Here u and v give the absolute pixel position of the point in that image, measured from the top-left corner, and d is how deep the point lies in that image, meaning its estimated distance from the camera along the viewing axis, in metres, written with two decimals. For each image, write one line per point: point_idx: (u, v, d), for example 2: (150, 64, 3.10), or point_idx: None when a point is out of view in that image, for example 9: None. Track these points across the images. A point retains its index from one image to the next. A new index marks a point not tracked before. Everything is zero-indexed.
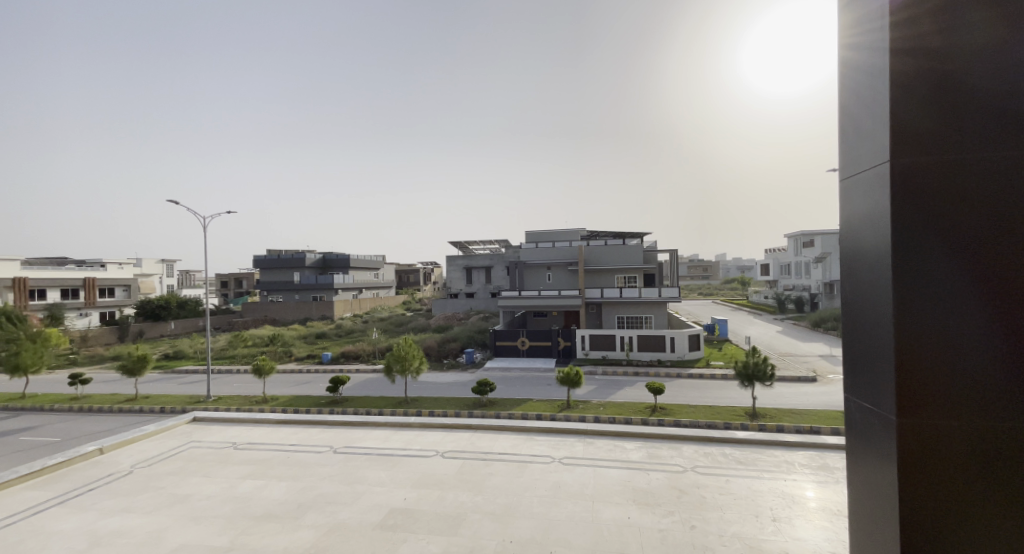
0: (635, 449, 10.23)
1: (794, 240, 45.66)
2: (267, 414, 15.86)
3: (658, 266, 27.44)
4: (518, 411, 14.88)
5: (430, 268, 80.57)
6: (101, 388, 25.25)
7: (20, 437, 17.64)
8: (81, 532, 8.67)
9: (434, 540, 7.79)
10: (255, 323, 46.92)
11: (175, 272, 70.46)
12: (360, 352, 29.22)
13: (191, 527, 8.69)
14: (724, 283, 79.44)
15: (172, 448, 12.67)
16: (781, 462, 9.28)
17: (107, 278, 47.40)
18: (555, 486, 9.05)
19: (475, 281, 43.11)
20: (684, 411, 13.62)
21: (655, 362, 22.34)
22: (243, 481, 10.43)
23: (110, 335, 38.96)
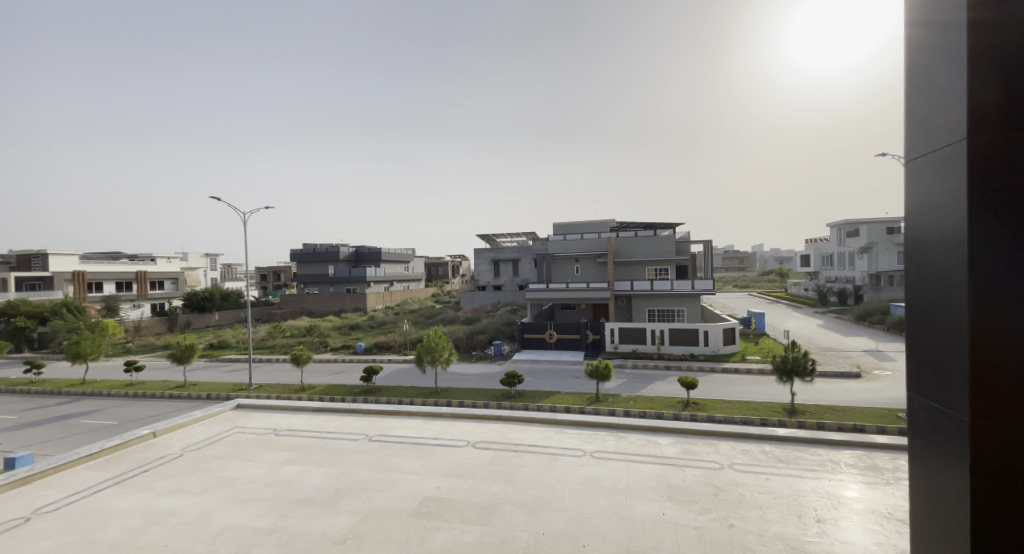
0: (668, 444, 10.06)
1: (839, 229, 44.04)
2: (304, 402, 16.23)
3: (691, 257, 26.84)
4: (548, 404, 14.84)
5: (460, 261, 81.05)
6: (153, 375, 26.36)
7: (81, 420, 18.60)
8: (136, 510, 9.06)
9: (467, 530, 7.82)
10: (292, 314, 48.14)
11: (217, 265, 72.82)
12: (393, 343, 29.64)
13: (236, 509, 8.97)
14: (761, 275, 77.24)
15: (218, 433, 13.10)
16: (824, 461, 8.96)
17: (156, 271, 49.41)
18: (587, 479, 8.97)
19: (504, 274, 43.09)
20: (718, 407, 13.33)
21: (687, 356, 21.94)
22: (283, 466, 10.71)
23: (160, 325, 40.60)
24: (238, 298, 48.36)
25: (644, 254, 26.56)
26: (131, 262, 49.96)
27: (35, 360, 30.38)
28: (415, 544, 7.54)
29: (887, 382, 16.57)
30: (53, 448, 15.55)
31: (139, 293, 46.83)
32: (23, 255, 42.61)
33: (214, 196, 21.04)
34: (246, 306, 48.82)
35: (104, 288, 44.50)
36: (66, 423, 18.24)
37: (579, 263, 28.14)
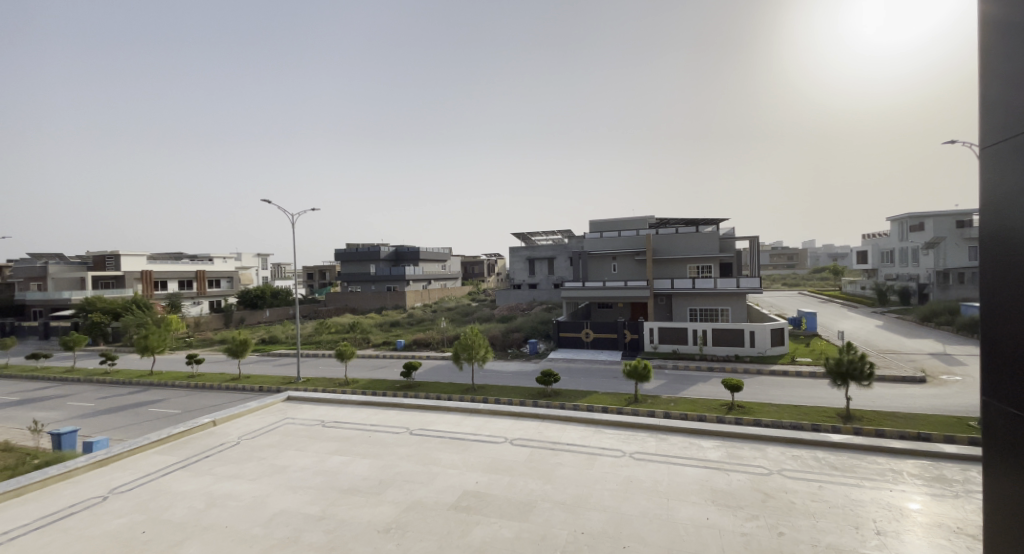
0: (713, 447, 9.74)
1: (901, 224, 41.80)
2: (350, 396, 16.57)
3: (736, 254, 26.00)
4: (585, 403, 14.65)
5: (495, 260, 81.44)
6: (212, 367, 27.58)
7: (149, 408, 19.62)
8: (198, 493, 9.43)
9: (507, 525, 7.78)
10: (337, 311, 49.43)
11: (268, 264, 75.51)
12: (431, 340, 29.96)
13: (288, 495, 9.22)
14: (812, 273, 74.21)
15: (270, 423, 13.51)
16: (883, 471, 8.48)
17: (214, 269, 51.66)
18: (627, 481, 8.78)
19: (539, 272, 42.91)
20: (766, 411, 12.86)
21: (731, 357, 21.27)
22: (331, 456, 10.94)
23: (217, 321, 42.46)
24: (287, 295, 49.98)
25: (684, 252, 25.90)
26: (191, 261, 52.37)
27: (108, 352, 32.33)
28: (456, 537, 7.55)
29: (955, 388, 15.60)
30: (125, 433, 16.45)
31: (198, 291, 49.07)
32: (98, 256, 45.05)
33: (265, 199, 21.72)
34: (295, 303, 50.41)
35: (168, 286, 46.83)
36: (135, 411, 19.28)
37: (616, 261, 27.69)
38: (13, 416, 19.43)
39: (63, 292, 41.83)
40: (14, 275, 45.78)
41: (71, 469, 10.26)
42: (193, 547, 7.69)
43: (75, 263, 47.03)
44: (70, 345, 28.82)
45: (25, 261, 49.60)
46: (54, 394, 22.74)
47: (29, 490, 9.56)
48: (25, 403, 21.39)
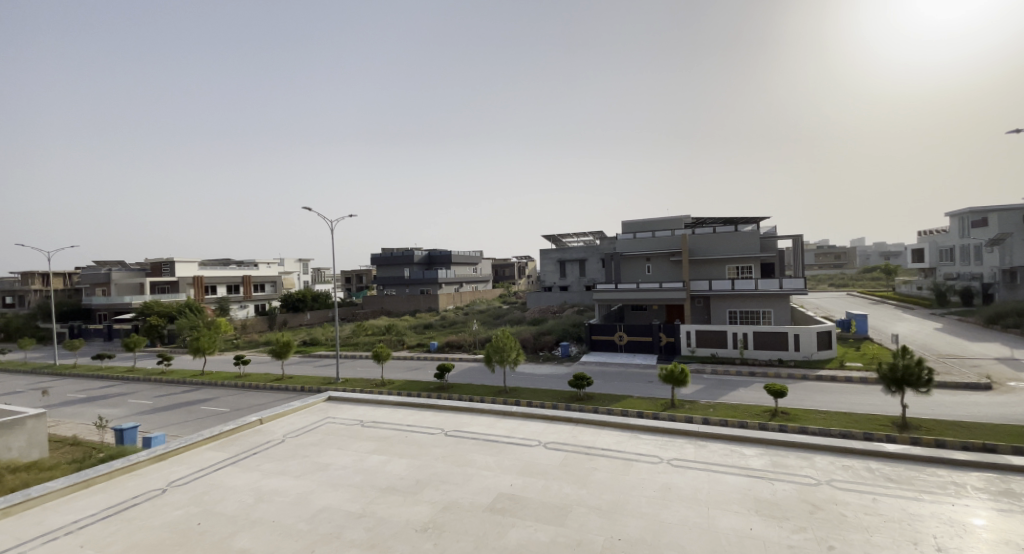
0: (755, 455, 9.39)
1: (962, 219, 39.83)
2: (387, 397, 16.73)
3: (778, 254, 25.12)
4: (619, 408, 14.38)
5: (526, 261, 81.46)
6: (258, 368, 28.42)
7: (200, 406, 20.35)
8: (246, 488, 9.66)
9: (542, 529, 7.67)
10: (373, 314, 50.32)
11: (309, 268, 77.53)
12: (464, 342, 30.10)
13: (329, 492, 9.33)
14: (861, 273, 71.26)
15: (312, 422, 13.74)
16: (944, 483, 7.99)
17: (259, 274, 53.37)
18: (665, 487, 8.53)
19: (570, 274, 42.60)
20: (813, 418, 12.35)
21: (775, 361, 20.57)
22: (369, 455, 11.04)
23: (262, 323, 43.85)
24: (327, 298, 51.08)
25: (723, 252, 25.19)
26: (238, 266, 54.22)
27: (165, 354, 33.79)
28: (492, 539, 7.48)
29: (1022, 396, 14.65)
30: (179, 430, 17.11)
31: (245, 295, 50.77)
32: (154, 263, 47.02)
33: (306, 206, 22.21)
34: (334, 306, 51.52)
35: (217, 291, 48.70)
36: (188, 409, 20.02)
37: (650, 262, 27.17)
38: (79, 412, 20.48)
39: (123, 296, 44.05)
40: (81, 281, 48.52)
41: (133, 462, 10.67)
42: (241, 540, 7.84)
43: (134, 268, 49.43)
44: (132, 347, 30.21)
45: (90, 268, 52.52)
46: (115, 393, 23.89)
47: (95, 482, 9.97)
48: (89, 400, 22.55)
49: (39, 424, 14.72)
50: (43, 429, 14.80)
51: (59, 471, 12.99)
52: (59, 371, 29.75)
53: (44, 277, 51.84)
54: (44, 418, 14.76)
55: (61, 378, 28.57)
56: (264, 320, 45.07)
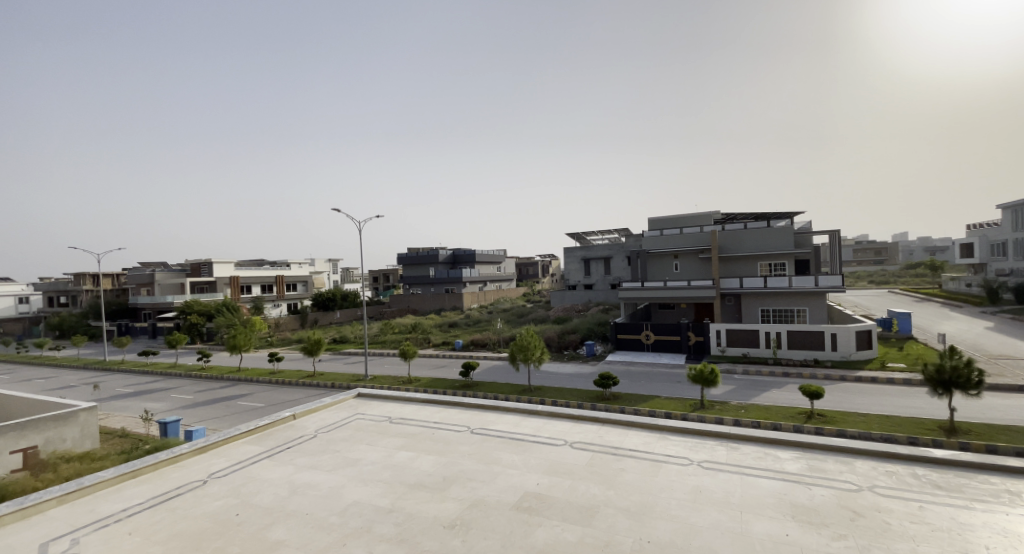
0: (791, 458, 9.10)
1: (1015, 212, 38.46)
2: (414, 394, 16.81)
3: (814, 250, 24.40)
4: (646, 408, 14.13)
5: (550, 260, 81.11)
6: (291, 365, 28.96)
7: (237, 401, 20.88)
8: (281, 481, 9.80)
9: (570, 529, 7.57)
10: (400, 313, 50.85)
11: (338, 268, 78.84)
12: (488, 340, 30.13)
13: (360, 487, 9.39)
14: (901, 269, 68.63)
15: (343, 417, 13.89)
16: (997, 492, 7.60)
17: (291, 274, 54.45)
18: (695, 490, 8.32)
19: (595, 272, 42.24)
20: (852, 421, 11.93)
21: (810, 361, 19.98)
22: (398, 452, 11.09)
23: (294, 322, 44.77)
24: (355, 297, 51.77)
25: (754, 249, 24.60)
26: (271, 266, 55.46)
27: (204, 350, 34.80)
28: (519, 537, 7.41)
29: None
30: (218, 424, 17.55)
31: (278, 294, 51.84)
32: (194, 264, 48.40)
33: (337, 207, 22.53)
34: (363, 305, 52.21)
35: (252, 290, 49.88)
36: (226, 403, 20.56)
37: (678, 259, 26.73)
38: (127, 405, 21.23)
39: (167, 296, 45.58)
40: (127, 282, 50.44)
41: (177, 454, 10.93)
42: (277, 532, 7.95)
43: (175, 268, 51.07)
44: (175, 343, 31.13)
45: (135, 269, 54.55)
46: (158, 387, 24.69)
47: (143, 472, 10.26)
48: (136, 394, 23.37)
49: (91, 417, 15.22)
50: (95, 421, 15.31)
51: (108, 461, 13.43)
52: (108, 366, 30.91)
53: (94, 278, 53.98)
54: (95, 411, 15.24)
55: (109, 373, 29.68)
56: (296, 318, 46.03)
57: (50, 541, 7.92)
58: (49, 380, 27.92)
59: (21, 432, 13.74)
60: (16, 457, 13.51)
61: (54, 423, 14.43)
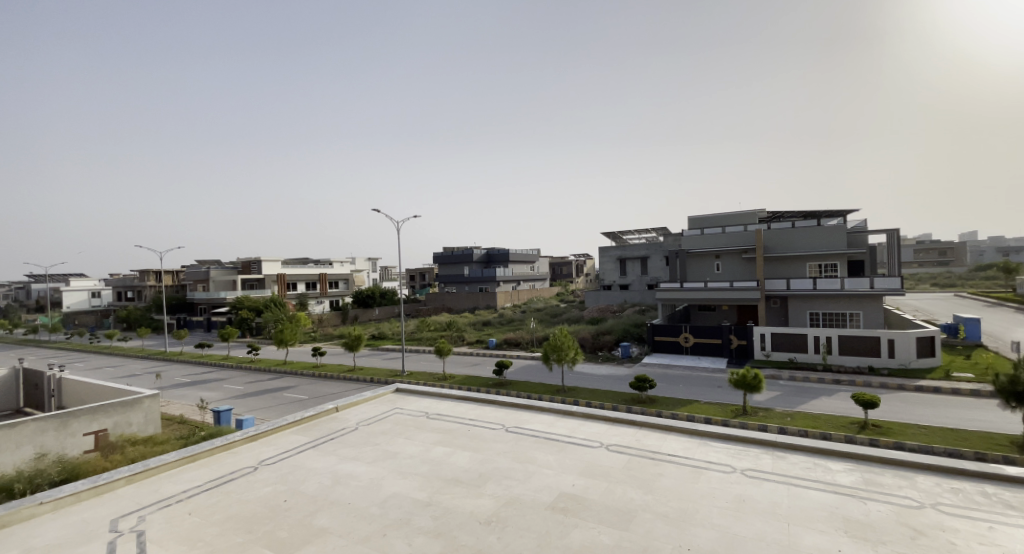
0: (843, 471, 8.63)
1: None
2: (450, 391, 16.86)
3: (870, 250, 23.26)
4: (685, 413, 13.75)
5: (586, 260, 80.13)
6: (333, 359, 29.65)
7: (284, 393, 21.50)
8: (324, 470, 9.95)
9: (607, 532, 7.38)
10: (435, 311, 51.34)
11: (378, 268, 80.28)
12: (521, 339, 30.07)
13: (399, 480, 9.43)
14: (969, 273, 64.26)
15: (381, 411, 14.02)
16: None
17: (334, 272, 55.76)
18: (739, 498, 7.99)
19: (631, 272, 41.59)
20: (910, 433, 11.27)
21: (865, 368, 19.02)
22: (434, 447, 11.09)
23: (336, 318, 45.84)
24: (393, 294, 52.59)
25: (802, 249, 23.70)
26: (316, 264, 56.85)
27: (254, 343, 36.03)
28: (555, 538, 7.28)
29: None
30: (266, 414, 18.08)
31: (321, 291, 53.16)
32: (245, 261, 50.14)
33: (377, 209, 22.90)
34: (400, 302, 52.97)
35: (297, 287, 51.06)
36: (273, 395, 21.17)
37: (720, 260, 25.98)
38: (184, 393, 22.18)
39: (221, 292, 47.51)
40: (185, 278, 52.81)
41: (231, 441, 11.25)
42: (322, 519, 8.06)
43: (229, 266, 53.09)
44: (228, 336, 32.27)
45: (193, 265, 57.17)
46: (212, 377, 25.69)
47: (200, 456, 10.60)
48: (192, 383, 24.38)
49: (155, 404, 15.73)
50: (157, 408, 15.80)
51: (169, 444, 13.97)
52: (168, 357, 32.40)
53: (157, 274, 56.72)
54: (158, 399, 15.71)
55: (168, 363, 31.12)
56: (338, 314, 47.04)
57: (119, 517, 8.26)
58: (116, 369, 29.55)
59: (94, 415, 14.50)
60: (88, 438, 14.39)
61: (122, 407, 15.08)
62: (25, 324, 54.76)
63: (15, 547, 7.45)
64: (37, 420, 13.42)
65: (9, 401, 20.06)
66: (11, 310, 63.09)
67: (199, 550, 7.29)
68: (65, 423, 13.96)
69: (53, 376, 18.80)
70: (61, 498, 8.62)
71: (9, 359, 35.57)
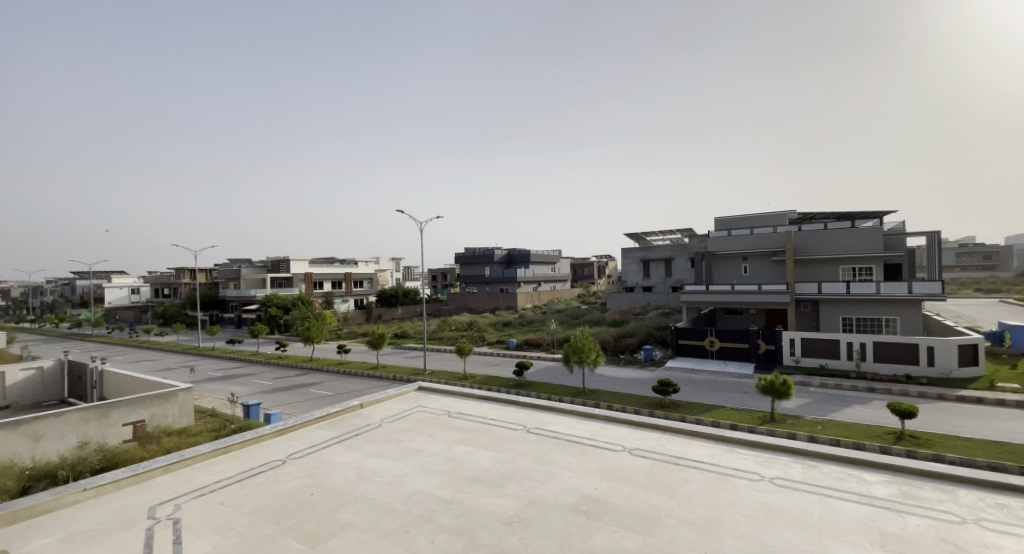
0: (878, 482, 8.33)
1: None
2: (473, 390, 16.84)
3: (908, 254, 22.60)
4: (709, 419, 13.49)
5: (607, 261, 79.41)
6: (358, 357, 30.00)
7: (310, 389, 21.82)
8: (349, 465, 10.01)
9: (630, 537, 7.25)
10: (456, 311, 51.57)
11: (401, 268, 80.98)
12: (542, 341, 29.94)
13: (421, 477, 9.43)
14: (1013, 279, 61.50)
15: (404, 409, 14.08)
16: None
17: (359, 271, 56.42)
18: (767, 507, 7.78)
19: (655, 274, 41.12)
20: (948, 446, 10.84)
21: (901, 377, 18.38)
22: (456, 445, 11.07)
23: (360, 316, 46.37)
24: (416, 294, 52.90)
25: (834, 252, 23.15)
26: (341, 264, 57.66)
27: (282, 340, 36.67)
28: (578, 541, 7.18)
29: None
30: (293, 409, 18.34)
31: (347, 289, 53.83)
32: (274, 260, 51.13)
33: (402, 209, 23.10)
34: (423, 302, 53.34)
35: (323, 286, 51.85)
36: (299, 390, 21.50)
37: (747, 262, 25.52)
38: (215, 387, 22.69)
39: (251, 289, 48.52)
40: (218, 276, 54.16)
41: (260, 434, 11.42)
42: (347, 513, 8.09)
43: (259, 264, 54.24)
44: (257, 333, 32.91)
45: (225, 264, 58.60)
46: (242, 373, 26.18)
47: (232, 449, 10.79)
48: (223, 378, 24.93)
49: (189, 396, 16.05)
50: (192, 400, 16.12)
51: (202, 436, 14.24)
52: (200, 352, 33.19)
53: (192, 272, 58.28)
54: (192, 392, 16.00)
55: (201, 357, 31.95)
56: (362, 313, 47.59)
57: (157, 505, 8.44)
58: (152, 362, 30.49)
59: (132, 406, 14.85)
60: (127, 428, 14.77)
61: (158, 399, 15.45)
62: (70, 318, 56.94)
63: (58, 530, 7.66)
64: (78, 410, 13.84)
65: (54, 391, 20.75)
66: (57, 306, 65.64)
67: (230, 540, 7.39)
68: (105, 413, 14.36)
69: (96, 368, 19.42)
70: (103, 485, 8.85)
71: (55, 351, 37.03)
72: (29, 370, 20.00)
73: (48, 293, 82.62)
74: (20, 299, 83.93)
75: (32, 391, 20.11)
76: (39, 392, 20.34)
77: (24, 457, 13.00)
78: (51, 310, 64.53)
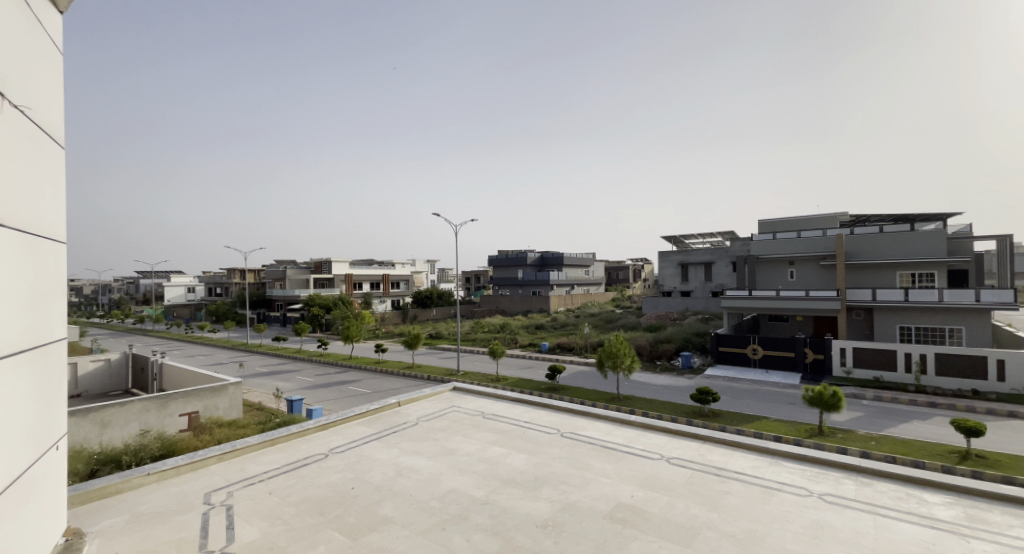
0: (939, 504, 7.80)
1: None
2: (508, 392, 16.75)
3: (974, 259, 21.32)
4: (753, 430, 12.98)
5: (643, 265, 78.02)
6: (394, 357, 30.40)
7: (349, 386, 22.19)
8: (388, 461, 10.06)
9: (668, 547, 7.01)
10: (489, 313, 51.69)
11: (437, 270, 81.76)
12: (574, 345, 29.65)
13: (457, 476, 9.38)
14: None
15: (440, 408, 14.12)
16: None
17: (396, 272, 57.29)
18: (817, 524, 7.39)
19: (693, 279, 40.20)
20: (1016, 468, 10.08)
21: (965, 392, 17.31)
22: (491, 446, 10.99)
23: (396, 317, 47.04)
24: (451, 296, 53.29)
25: (890, 257, 22.10)
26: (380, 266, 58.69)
27: (323, 338, 37.50)
28: (616, 548, 6.99)
29: None
30: (334, 405, 18.66)
31: (384, 290, 54.73)
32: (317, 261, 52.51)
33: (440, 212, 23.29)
34: (457, 304, 53.67)
35: (362, 287, 52.88)
36: (338, 388, 21.90)
37: (794, 267, 24.62)
38: (261, 382, 23.38)
39: (296, 289, 49.91)
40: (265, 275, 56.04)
41: (305, 428, 11.63)
42: (386, 508, 8.11)
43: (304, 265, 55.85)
44: (301, 332, 33.72)
45: (273, 265, 60.56)
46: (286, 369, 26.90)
47: (279, 441, 11.02)
48: (268, 373, 25.67)
49: (238, 390, 16.52)
50: (241, 394, 16.58)
51: (249, 428, 14.63)
52: (248, 348, 34.29)
53: (242, 272, 60.42)
54: (242, 386, 16.53)
55: (248, 353, 33.05)
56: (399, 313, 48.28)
57: (211, 491, 8.66)
58: (205, 356, 31.70)
59: (187, 398, 15.39)
60: (183, 419, 15.31)
61: (210, 392, 15.93)
62: (133, 313, 60.04)
63: (124, 511, 7.94)
64: (140, 400, 14.40)
65: (118, 382, 21.71)
66: (122, 301, 69.42)
67: (276, 528, 7.49)
68: (164, 403, 14.92)
69: (156, 361, 20.19)
70: (165, 471, 9.15)
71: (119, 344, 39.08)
72: (98, 361, 20.98)
73: (114, 290, 87.65)
74: (88, 296, 89.09)
75: (101, 381, 21.10)
76: (107, 382, 21.34)
77: (92, 442, 13.59)
78: (117, 306, 68.32)
